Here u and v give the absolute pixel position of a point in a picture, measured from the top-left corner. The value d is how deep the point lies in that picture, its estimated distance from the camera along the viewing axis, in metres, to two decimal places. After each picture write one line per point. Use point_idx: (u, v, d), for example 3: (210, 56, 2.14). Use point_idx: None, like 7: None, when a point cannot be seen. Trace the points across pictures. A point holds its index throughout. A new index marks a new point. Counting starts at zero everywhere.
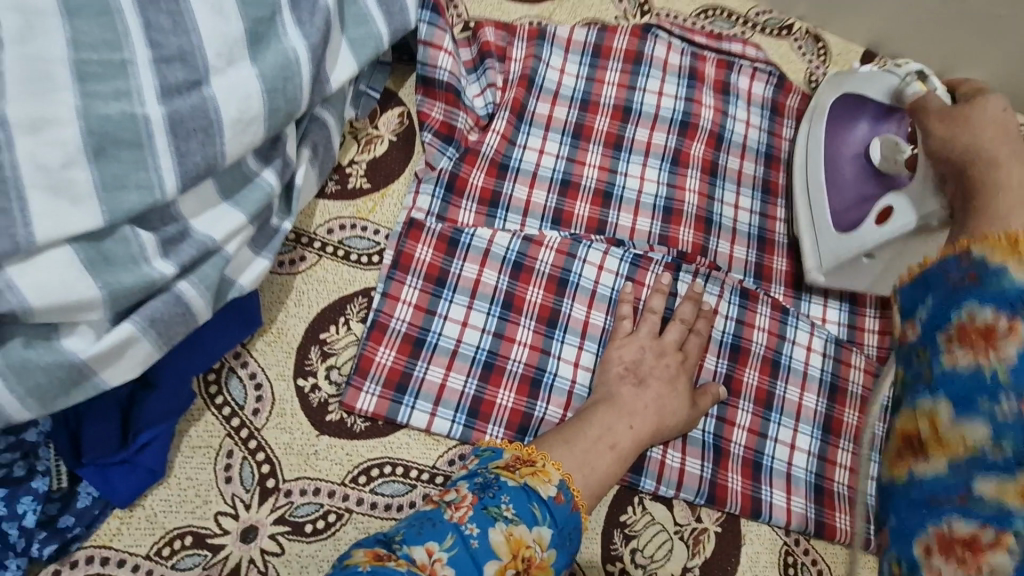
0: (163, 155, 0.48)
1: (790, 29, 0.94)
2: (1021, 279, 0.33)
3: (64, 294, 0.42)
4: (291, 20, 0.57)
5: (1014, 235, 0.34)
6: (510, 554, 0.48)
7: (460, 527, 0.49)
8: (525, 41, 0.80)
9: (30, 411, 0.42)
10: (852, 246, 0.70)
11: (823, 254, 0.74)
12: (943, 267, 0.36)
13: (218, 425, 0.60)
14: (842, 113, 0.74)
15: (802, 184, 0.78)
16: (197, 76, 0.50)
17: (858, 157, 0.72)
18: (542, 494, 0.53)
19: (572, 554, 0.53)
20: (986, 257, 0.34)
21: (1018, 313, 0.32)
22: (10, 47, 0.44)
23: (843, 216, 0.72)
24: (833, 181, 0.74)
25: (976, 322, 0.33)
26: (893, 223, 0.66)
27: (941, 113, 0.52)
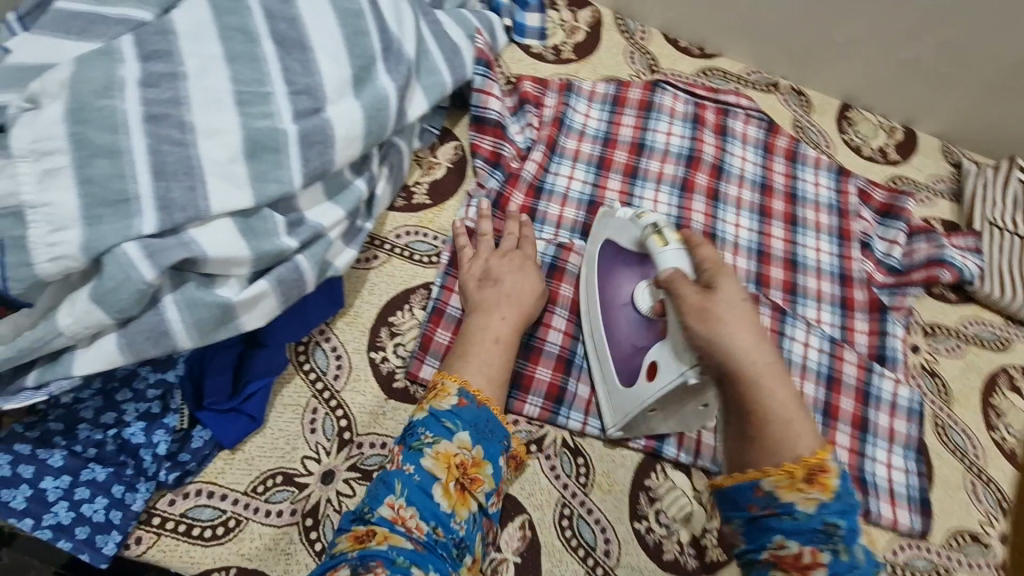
0: (295, 158, 0.62)
1: (777, 85, 1.12)
2: (806, 510, 0.53)
3: (228, 250, 0.55)
4: (382, 69, 0.74)
5: (789, 470, 0.54)
6: (445, 469, 0.62)
7: (401, 471, 0.61)
8: (555, 92, 0.97)
9: (191, 340, 0.54)
10: (634, 401, 0.70)
11: (614, 411, 0.74)
12: (744, 495, 0.56)
13: (306, 387, 0.71)
14: (606, 266, 0.78)
15: (588, 333, 0.80)
16: (318, 105, 0.67)
17: (627, 307, 0.75)
18: (446, 408, 0.65)
19: (495, 441, 0.65)
20: (775, 490, 0.54)
21: (811, 546, 0.53)
22: (193, 79, 0.61)
23: (624, 370, 0.74)
24: (612, 334, 0.76)
25: (786, 553, 0.53)
26: (659, 379, 0.67)
27: (699, 333, 0.60)
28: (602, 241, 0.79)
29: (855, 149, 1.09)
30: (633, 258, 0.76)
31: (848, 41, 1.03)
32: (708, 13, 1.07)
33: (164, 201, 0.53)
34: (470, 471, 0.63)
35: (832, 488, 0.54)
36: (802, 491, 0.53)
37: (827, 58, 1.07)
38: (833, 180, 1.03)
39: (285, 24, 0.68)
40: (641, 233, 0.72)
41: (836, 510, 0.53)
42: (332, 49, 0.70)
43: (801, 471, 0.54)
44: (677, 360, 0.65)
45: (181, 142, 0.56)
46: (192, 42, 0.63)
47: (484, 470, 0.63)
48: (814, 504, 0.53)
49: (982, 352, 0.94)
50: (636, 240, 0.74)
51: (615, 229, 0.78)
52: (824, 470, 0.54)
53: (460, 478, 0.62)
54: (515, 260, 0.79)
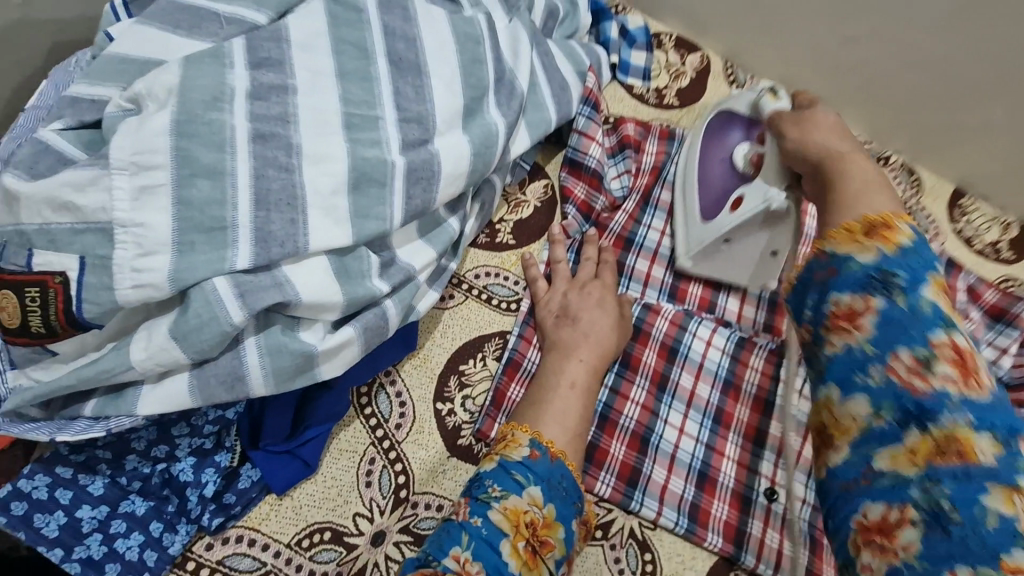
0: (398, 194, 0.57)
1: (887, 159, 1.04)
2: (864, 258, 0.40)
3: (321, 295, 0.50)
4: (493, 101, 0.68)
5: (849, 228, 0.42)
6: (513, 527, 0.54)
7: (468, 522, 0.54)
8: (657, 139, 0.91)
9: (268, 388, 0.49)
10: (710, 234, 0.78)
11: (690, 241, 0.81)
12: (807, 269, 0.43)
13: (365, 433, 0.66)
14: (717, 126, 0.81)
15: (681, 179, 0.85)
16: (426, 135, 0.61)
17: (725, 161, 0.79)
18: (516, 460, 0.58)
19: (569, 501, 0.58)
20: (834, 250, 0.41)
21: (867, 294, 0.39)
22: (303, 95, 0.56)
23: (708, 207, 0.80)
24: (704, 180, 0.81)
25: (842, 311, 0.39)
26: (744, 207, 0.73)
27: (789, 119, 0.61)
28: (715, 110, 0.82)
29: (965, 242, 1.01)
30: (744, 117, 0.78)
31: (1002, 140, 0.94)
32: (846, 72, 0.98)
33: (262, 233, 0.48)
34: (539, 533, 0.55)
35: (897, 240, 0.40)
36: (862, 242, 0.40)
37: (968, 149, 0.98)
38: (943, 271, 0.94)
39: (403, 44, 0.63)
40: (755, 96, 0.76)
41: (904, 261, 0.39)
42: (448, 75, 0.65)
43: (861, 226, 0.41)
44: (764, 186, 0.71)
45: (286, 168, 0.50)
46: (305, 54, 0.58)
47: (557, 534, 0.55)
48: (874, 252, 0.39)
49: None
50: (749, 103, 0.77)
51: (728, 98, 0.81)
52: (886, 224, 0.40)
53: (529, 538, 0.54)
54: (597, 298, 0.73)
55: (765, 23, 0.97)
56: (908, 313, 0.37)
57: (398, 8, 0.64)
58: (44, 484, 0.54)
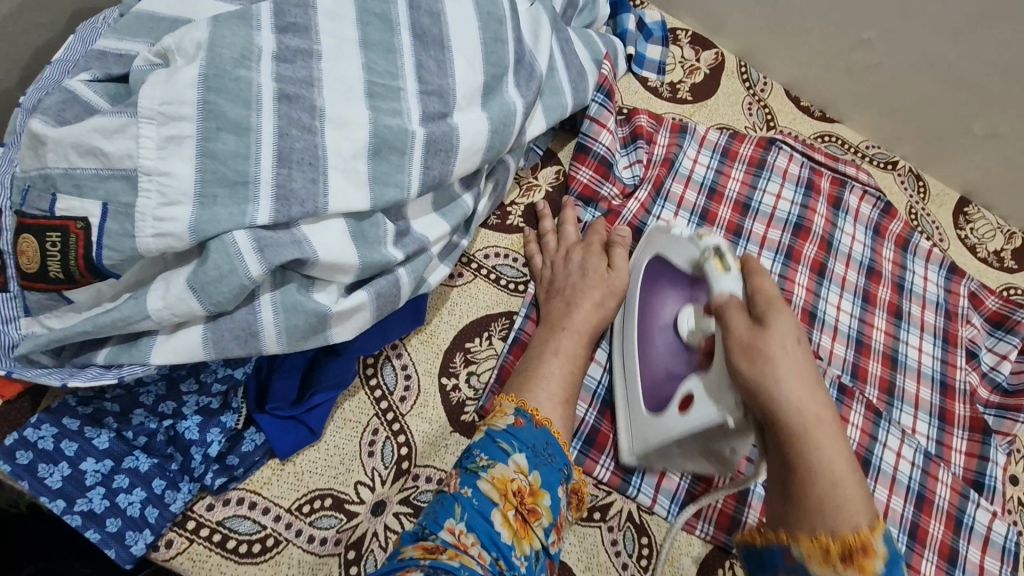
0: (416, 164, 0.57)
1: (895, 164, 1.05)
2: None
3: (337, 256, 0.50)
4: (512, 82, 0.69)
5: (823, 544, 0.48)
6: (501, 495, 0.56)
7: (459, 493, 0.56)
8: (669, 131, 0.92)
9: (280, 345, 0.49)
10: (659, 431, 0.65)
11: (634, 437, 0.68)
12: (774, 556, 0.51)
13: (369, 405, 0.66)
14: (652, 293, 0.71)
15: (620, 347, 0.74)
16: (446, 109, 0.62)
17: (669, 337, 0.68)
18: (502, 428, 0.60)
19: (555, 468, 0.60)
20: (805, 562, 0.48)
21: None
22: (327, 61, 0.56)
23: (652, 398, 0.68)
24: (645, 355, 0.70)
25: None
26: (693, 414, 0.61)
27: (741, 345, 0.54)
28: (650, 254, 0.72)
29: (969, 248, 1.02)
30: (684, 279, 0.67)
31: (1010, 146, 0.95)
32: (860, 77, 0.98)
33: (283, 190, 0.48)
34: (527, 501, 0.57)
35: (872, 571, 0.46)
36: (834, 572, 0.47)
37: (975, 157, 0.99)
38: (945, 276, 0.95)
39: (428, 19, 0.63)
40: (699, 254, 0.65)
41: None
42: (470, 53, 0.65)
43: (837, 551, 0.47)
44: (717, 385, 0.60)
45: (309, 128, 0.51)
46: (330, 21, 0.58)
47: (543, 501, 0.57)
48: None
49: None
50: (692, 260, 0.66)
51: (669, 243, 0.70)
52: (866, 551, 0.46)
53: (518, 507, 0.56)
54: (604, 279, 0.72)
55: (781, 23, 0.98)
56: None
57: None
58: (49, 435, 0.54)
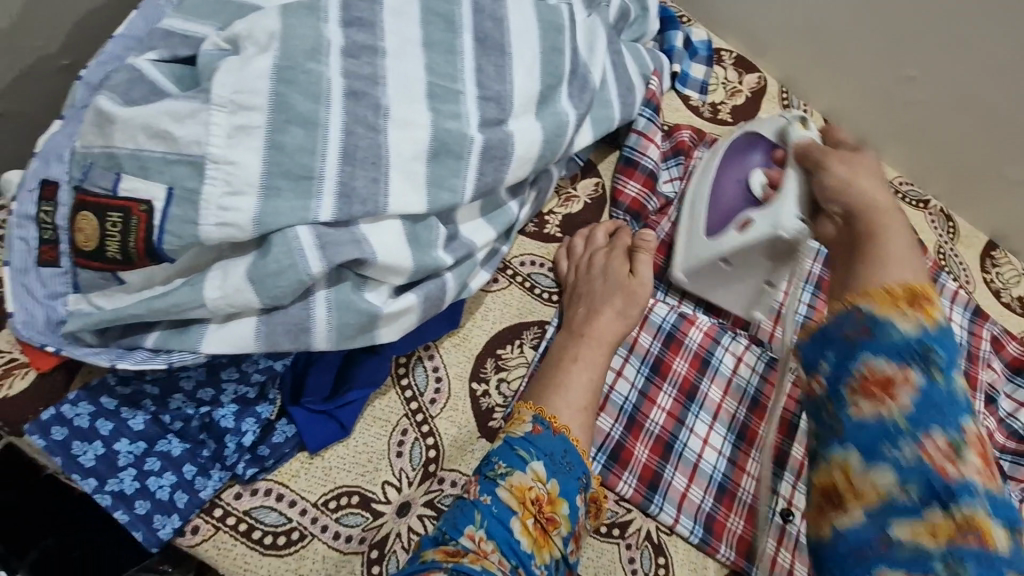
0: (472, 170, 0.57)
1: (927, 203, 1.04)
2: (902, 331, 0.50)
3: (392, 259, 0.50)
4: (565, 92, 0.69)
5: (891, 294, 0.52)
6: (520, 504, 0.56)
7: (479, 502, 0.56)
8: (709, 148, 0.91)
9: (331, 342, 0.49)
10: (714, 248, 0.74)
11: (688, 253, 0.77)
12: (840, 325, 0.52)
13: (399, 404, 0.66)
14: (737, 149, 0.79)
15: (691, 197, 0.81)
16: (502, 115, 0.61)
17: (739, 182, 0.77)
18: (519, 436, 0.60)
19: (573, 476, 0.59)
20: (875, 315, 0.51)
21: (904, 366, 0.48)
22: (392, 60, 0.56)
23: (714, 223, 0.76)
24: (715, 194, 0.78)
25: (874, 377, 0.49)
26: (753, 230, 0.71)
27: (836, 183, 0.68)
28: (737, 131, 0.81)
29: (994, 293, 1.02)
30: (768, 144, 0.77)
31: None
32: (903, 112, 0.98)
33: (345, 188, 0.48)
34: (546, 510, 0.57)
35: (937, 318, 0.50)
36: (901, 314, 0.51)
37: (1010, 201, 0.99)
38: (969, 318, 0.95)
39: (491, 23, 0.63)
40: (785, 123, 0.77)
41: (937, 343, 0.49)
42: (529, 59, 0.65)
43: (903, 297, 0.52)
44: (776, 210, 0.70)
45: (373, 128, 0.51)
46: (396, 19, 0.58)
47: (561, 509, 0.57)
48: (914, 327, 0.50)
49: None
50: (777, 128, 0.77)
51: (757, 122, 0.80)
52: (925, 305, 0.51)
53: (536, 516, 0.56)
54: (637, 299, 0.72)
55: (827, 53, 0.98)
56: (942, 389, 0.47)
57: None
58: (86, 413, 0.54)
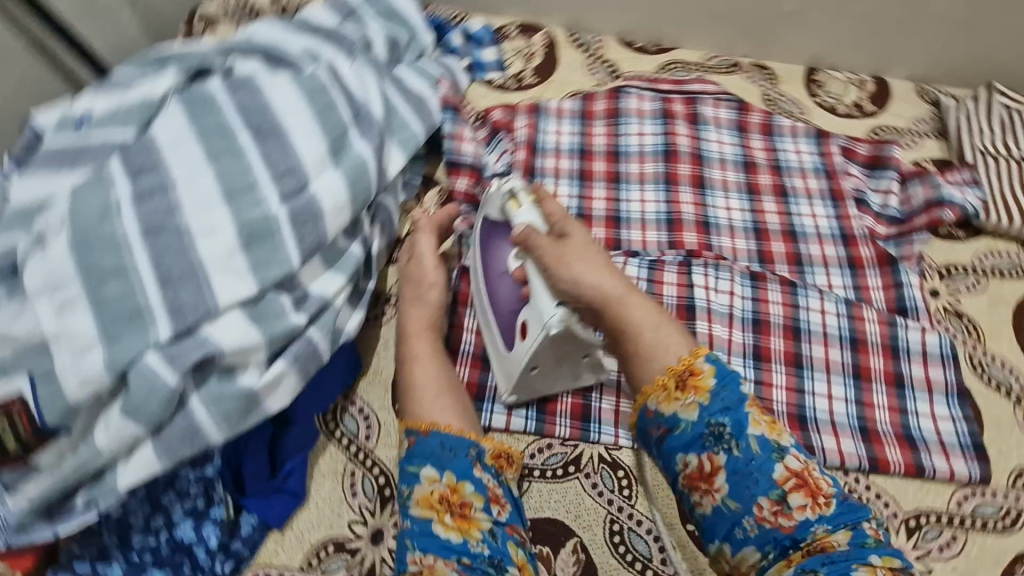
0: (290, 239, 0.65)
1: (738, 65, 1.14)
2: (688, 419, 0.62)
3: (242, 340, 0.57)
4: (356, 135, 0.77)
5: (665, 390, 0.63)
6: (433, 509, 0.62)
7: (405, 529, 0.62)
8: (525, 115, 1.01)
9: (223, 432, 0.56)
10: (515, 364, 0.73)
11: (504, 376, 0.75)
12: (644, 422, 0.64)
13: (341, 454, 0.72)
14: (485, 239, 0.79)
15: (478, 309, 0.80)
16: (301, 183, 0.69)
17: (503, 276, 0.75)
18: (406, 454, 0.66)
19: (462, 457, 0.65)
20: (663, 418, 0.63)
21: (708, 448, 0.60)
22: (182, 185, 0.64)
23: (504, 333, 0.75)
24: (491, 302, 0.76)
25: (693, 471, 0.61)
26: (530, 337, 0.70)
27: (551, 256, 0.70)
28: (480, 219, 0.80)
29: (831, 110, 1.10)
30: (500, 224, 0.77)
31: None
32: (676, 1, 1.08)
33: (175, 306, 0.56)
34: (455, 499, 0.63)
35: (705, 388, 0.62)
36: (680, 405, 0.62)
37: (822, 20, 1.08)
38: (816, 144, 1.04)
39: (259, 114, 0.71)
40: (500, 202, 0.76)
41: (719, 408, 0.61)
42: (306, 126, 0.73)
43: (676, 391, 0.62)
44: (539, 310, 0.69)
45: (180, 249, 0.59)
46: (176, 150, 0.66)
47: (466, 490, 0.63)
48: (694, 413, 0.61)
49: (1006, 282, 0.94)
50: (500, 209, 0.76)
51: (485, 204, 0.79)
52: (694, 375, 0.62)
53: (451, 512, 0.62)
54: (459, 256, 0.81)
55: None
56: (744, 453, 0.59)
57: (246, 87, 0.72)
58: None
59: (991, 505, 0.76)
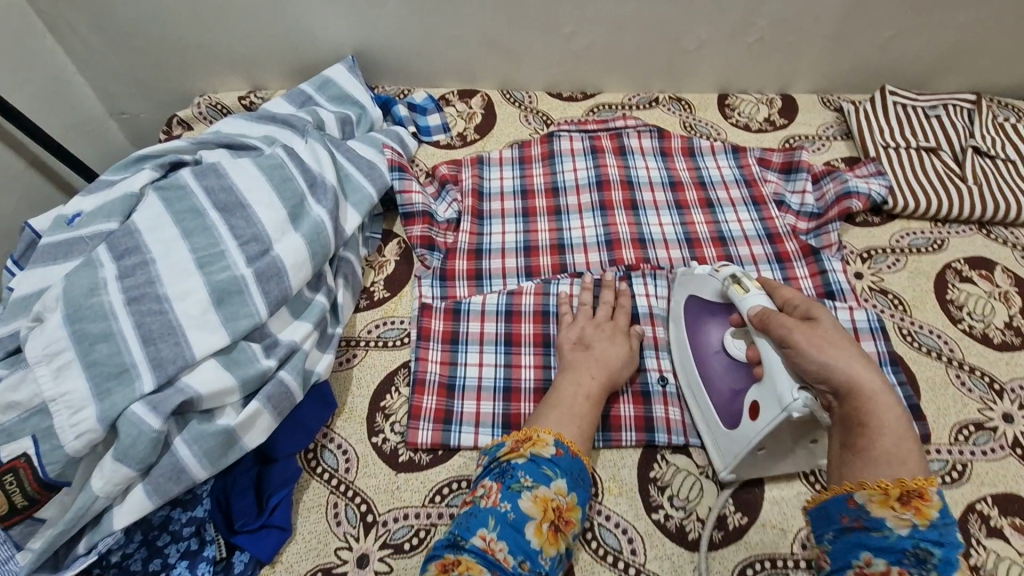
0: (256, 294, 0.74)
1: (657, 100, 1.27)
2: (898, 530, 0.58)
3: (218, 383, 0.66)
4: (313, 201, 0.87)
5: (885, 488, 0.59)
6: (542, 511, 0.67)
7: (496, 508, 0.67)
8: (469, 167, 1.13)
9: (207, 468, 0.63)
10: (739, 442, 0.74)
11: (723, 454, 0.77)
12: (838, 506, 0.62)
13: (323, 487, 0.78)
14: (694, 320, 0.86)
15: (689, 389, 0.85)
16: (265, 246, 0.79)
17: (719, 355, 0.80)
18: (545, 456, 0.72)
19: (585, 487, 0.73)
20: (867, 506, 0.60)
21: (903, 562, 0.57)
22: (160, 260, 0.74)
23: (725, 415, 0.78)
24: (709, 383, 0.80)
25: (873, 568, 0.58)
26: (763, 417, 0.70)
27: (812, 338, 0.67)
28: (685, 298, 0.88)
29: (744, 128, 1.22)
30: (719, 307, 0.83)
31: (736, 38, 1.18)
32: (590, 55, 1.22)
33: (156, 360, 0.65)
34: (565, 515, 0.69)
35: (927, 516, 0.58)
36: (896, 512, 0.58)
37: (718, 53, 1.21)
38: (732, 158, 1.15)
39: (224, 194, 0.83)
40: (721, 285, 0.81)
41: (934, 538, 0.57)
42: (266, 199, 0.84)
43: (896, 493, 0.59)
44: (773, 391, 0.69)
45: (159, 311, 0.68)
46: (153, 231, 0.77)
47: (576, 515, 0.69)
48: (907, 526, 0.57)
49: (922, 257, 1.02)
50: (719, 292, 0.82)
51: (694, 285, 0.86)
52: (921, 498, 0.58)
53: (553, 522, 0.67)
54: (607, 330, 0.89)
55: (510, 51, 1.22)
56: None
57: (213, 173, 0.84)
58: None
59: (936, 461, 0.82)
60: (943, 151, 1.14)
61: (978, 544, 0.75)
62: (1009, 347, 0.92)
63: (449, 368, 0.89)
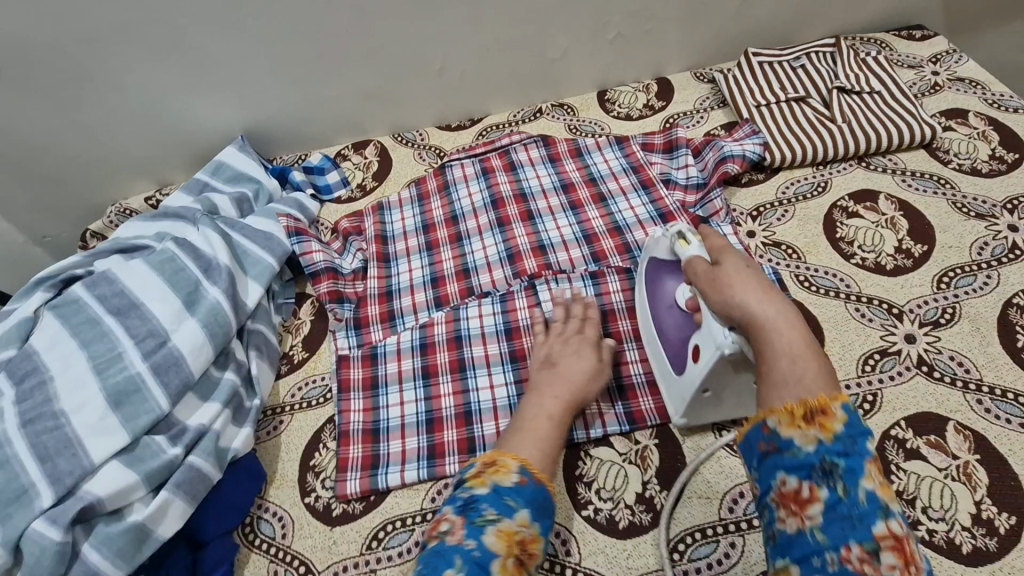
0: (154, 388, 0.77)
1: (541, 111, 1.32)
2: (806, 447, 0.53)
3: (118, 484, 0.69)
4: (209, 284, 0.89)
5: (791, 409, 0.54)
6: (507, 546, 0.62)
7: (461, 545, 0.61)
8: (371, 215, 1.17)
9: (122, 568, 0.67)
10: (686, 388, 0.77)
11: (676, 400, 0.81)
12: (756, 433, 0.57)
13: (262, 558, 0.79)
14: (653, 275, 0.87)
15: (649, 342, 0.88)
16: (161, 338, 0.81)
17: (672, 309, 0.82)
18: (508, 484, 0.67)
19: (547, 517, 0.68)
20: (778, 429, 0.55)
21: (813, 480, 0.53)
22: (57, 375, 0.77)
23: (677, 361, 0.80)
24: (663, 334, 0.83)
25: (789, 488, 0.54)
26: (702, 361, 0.73)
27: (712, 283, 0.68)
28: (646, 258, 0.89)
29: (626, 118, 1.27)
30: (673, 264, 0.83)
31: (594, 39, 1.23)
32: (465, 85, 1.27)
33: (54, 475, 0.69)
34: (528, 547, 0.64)
35: (834, 429, 0.53)
36: (802, 430, 0.54)
37: (585, 56, 1.26)
38: (617, 149, 1.19)
39: (117, 297, 0.85)
40: (670, 242, 0.82)
41: (839, 451, 0.52)
42: (160, 292, 0.86)
43: (801, 411, 0.54)
44: (710, 337, 0.71)
45: (55, 426, 0.73)
46: (50, 347, 0.80)
47: (538, 545, 0.65)
48: (813, 443, 0.53)
49: (809, 203, 1.06)
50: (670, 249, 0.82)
51: (650, 246, 0.87)
52: (825, 413, 0.53)
53: (518, 557, 0.62)
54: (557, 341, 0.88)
55: (390, 98, 1.27)
56: (848, 501, 0.51)
57: (103, 280, 0.87)
58: None
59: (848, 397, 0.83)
60: (813, 97, 1.18)
61: (898, 469, 0.76)
62: (903, 270, 0.95)
63: (372, 414, 0.91)
